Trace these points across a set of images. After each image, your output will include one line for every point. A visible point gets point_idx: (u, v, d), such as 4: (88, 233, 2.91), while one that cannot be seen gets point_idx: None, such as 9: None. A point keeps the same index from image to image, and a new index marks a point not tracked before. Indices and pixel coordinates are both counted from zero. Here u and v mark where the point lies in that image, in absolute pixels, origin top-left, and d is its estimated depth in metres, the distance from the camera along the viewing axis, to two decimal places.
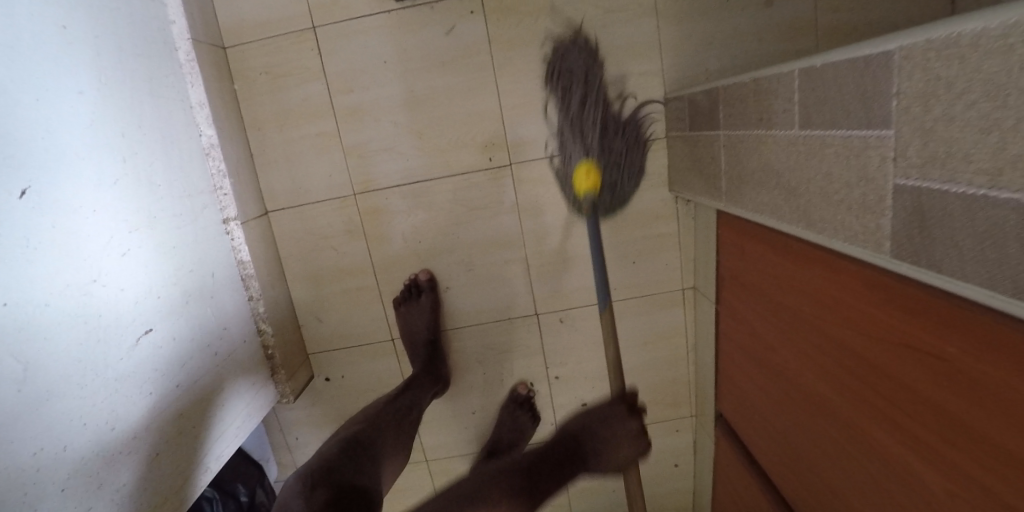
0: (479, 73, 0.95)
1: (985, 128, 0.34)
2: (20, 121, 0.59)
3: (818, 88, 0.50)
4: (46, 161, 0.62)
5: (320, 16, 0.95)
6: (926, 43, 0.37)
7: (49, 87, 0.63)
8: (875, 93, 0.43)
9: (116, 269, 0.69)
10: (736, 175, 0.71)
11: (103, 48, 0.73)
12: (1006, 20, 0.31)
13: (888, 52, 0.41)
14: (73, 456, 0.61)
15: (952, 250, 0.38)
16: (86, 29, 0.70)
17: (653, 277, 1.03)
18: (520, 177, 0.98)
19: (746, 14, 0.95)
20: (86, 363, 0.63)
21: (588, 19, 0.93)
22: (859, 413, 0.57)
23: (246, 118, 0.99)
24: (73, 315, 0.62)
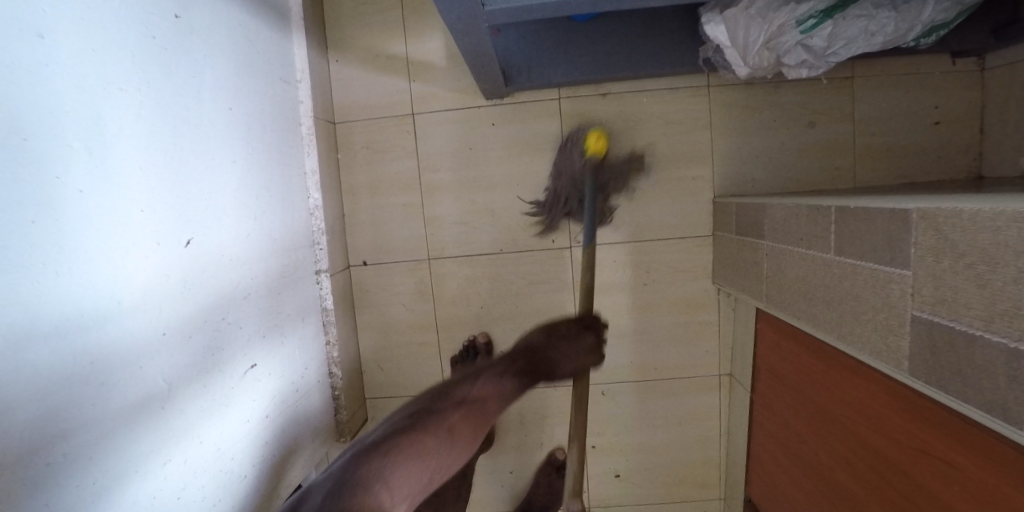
0: (550, 166, 1.09)
1: (980, 284, 0.43)
2: (191, 185, 0.73)
3: (851, 225, 0.61)
4: (204, 217, 0.75)
5: (419, 105, 1.10)
6: (937, 210, 0.48)
7: (213, 157, 0.78)
8: (898, 239, 0.53)
9: (237, 309, 0.81)
10: (776, 281, 0.80)
11: (252, 125, 0.88)
12: (997, 209, 0.42)
13: (908, 210, 0.51)
14: (189, 470, 0.71)
15: (956, 376, 0.47)
16: (243, 110, 0.86)
17: (691, 361, 1.11)
18: (578, 258, 1.10)
19: (792, 134, 1.08)
20: (207, 393, 0.74)
21: (650, 128, 1.07)
22: (880, 509, 0.63)
23: (344, 184, 1.14)
24: (205, 345, 0.74)
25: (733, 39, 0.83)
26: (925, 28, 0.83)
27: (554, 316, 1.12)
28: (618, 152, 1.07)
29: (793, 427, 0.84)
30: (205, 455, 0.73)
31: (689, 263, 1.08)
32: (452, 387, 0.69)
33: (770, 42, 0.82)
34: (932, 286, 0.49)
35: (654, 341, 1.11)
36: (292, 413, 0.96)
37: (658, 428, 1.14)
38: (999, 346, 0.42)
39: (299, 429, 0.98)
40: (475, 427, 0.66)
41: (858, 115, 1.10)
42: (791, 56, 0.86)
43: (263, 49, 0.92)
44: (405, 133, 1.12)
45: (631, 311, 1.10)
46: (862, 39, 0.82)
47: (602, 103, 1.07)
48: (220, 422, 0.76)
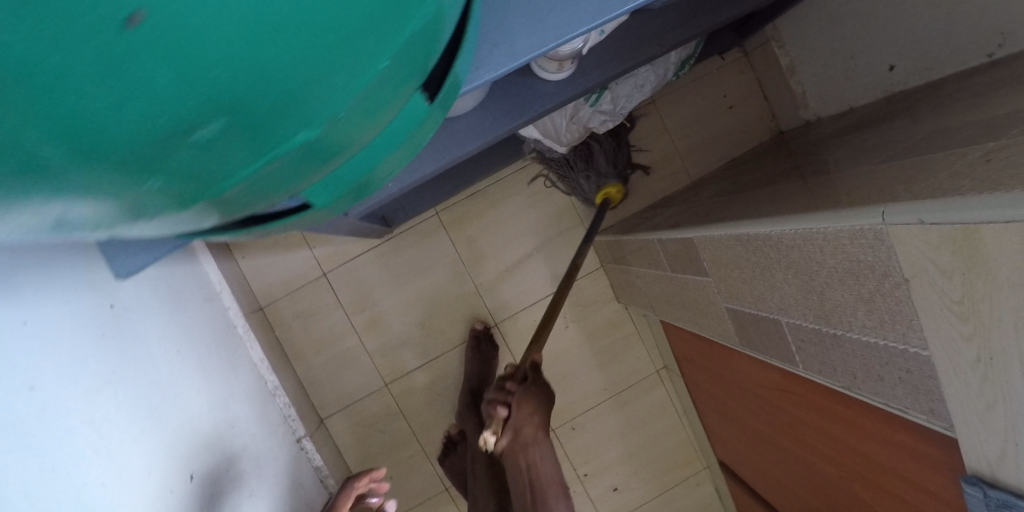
0: (454, 266, 1.27)
1: (741, 278, 0.63)
2: (174, 434, 0.77)
3: (669, 251, 0.81)
4: (193, 455, 0.80)
5: (326, 262, 1.24)
6: (702, 237, 0.69)
7: (180, 399, 0.82)
8: (694, 257, 0.74)
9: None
10: (650, 295, 1.00)
11: (197, 350, 0.94)
12: (725, 233, 0.62)
13: (690, 238, 0.72)
14: None
15: (758, 339, 0.66)
16: (187, 342, 0.92)
17: (631, 369, 1.31)
18: (506, 330, 1.28)
19: (627, 163, 1.32)
20: None
21: (517, 205, 1.28)
22: (787, 442, 0.78)
23: (289, 352, 1.24)
24: None
25: (546, 131, 1.04)
26: (680, 62, 1.06)
27: None
28: (502, 234, 1.28)
29: (717, 399, 1.02)
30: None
31: (592, 296, 1.29)
32: None
33: (571, 118, 1.05)
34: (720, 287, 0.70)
35: (595, 367, 1.30)
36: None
37: (630, 436, 1.32)
38: (761, 319, 0.63)
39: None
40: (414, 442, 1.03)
41: (670, 130, 1.36)
42: (593, 119, 1.08)
43: (184, 278, 1.01)
44: (325, 291, 1.24)
45: (566, 352, 1.29)
46: (636, 90, 1.05)
47: (473, 202, 1.27)
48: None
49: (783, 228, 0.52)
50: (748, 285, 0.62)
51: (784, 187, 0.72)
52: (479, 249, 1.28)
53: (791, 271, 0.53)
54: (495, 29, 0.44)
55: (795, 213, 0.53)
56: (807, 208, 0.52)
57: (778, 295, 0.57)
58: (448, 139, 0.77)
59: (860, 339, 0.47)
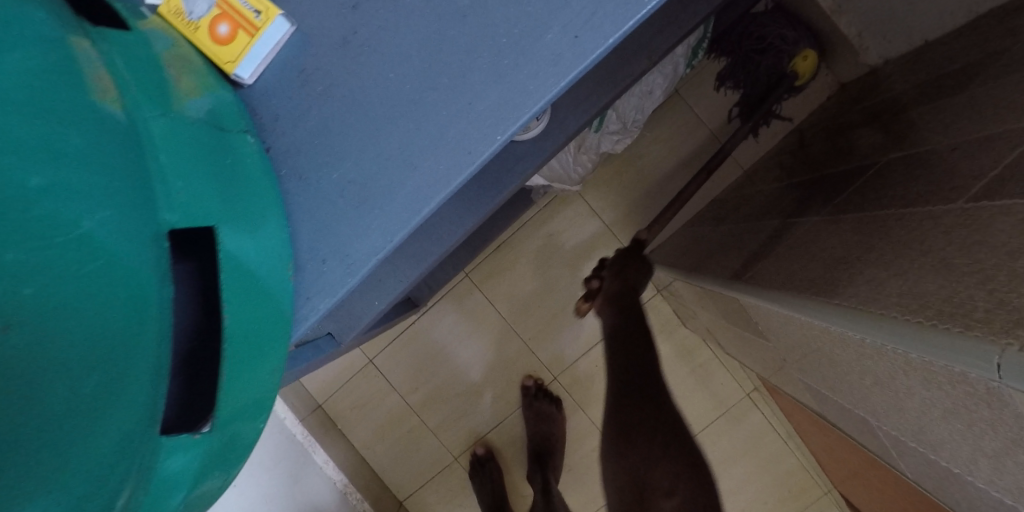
0: (498, 325, 1.19)
1: (817, 363, 0.48)
2: None
3: (726, 304, 0.68)
4: None
5: (369, 347, 1.19)
6: (754, 307, 0.55)
7: None
8: (755, 320, 0.60)
9: None
10: (725, 331, 0.87)
11: (268, 482, 0.94)
12: (782, 315, 0.48)
13: (742, 304, 0.59)
14: None
15: (858, 429, 0.51)
16: (259, 481, 0.91)
17: (717, 396, 1.19)
18: (566, 382, 1.20)
19: (665, 167, 1.14)
20: None
21: (550, 245, 1.16)
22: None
23: (354, 444, 1.19)
24: None
25: (552, 175, 0.91)
26: (691, 49, 0.90)
27: (583, 433, 1.21)
28: (538, 280, 1.17)
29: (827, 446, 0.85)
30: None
31: (655, 329, 1.18)
32: None
33: (580, 150, 0.91)
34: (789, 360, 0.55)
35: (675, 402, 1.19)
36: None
37: (729, 469, 1.20)
38: (855, 413, 0.49)
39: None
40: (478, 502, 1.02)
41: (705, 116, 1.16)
42: (604, 143, 0.95)
43: None
44: (376, 377, 1.19)
45: (638, 393, 1.20)
46: (644, 99, 0.91)
47: (501, 253, 1.17)
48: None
49: (849, 333, 0.37)
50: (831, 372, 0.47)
51: (841, 212, 0.54)
52: (518, 300, 1.18)
53: (873, 385, 0.39)
54: (317, 240, 0.32)
55: (858, 303, 0.38)
56: (879, 297, 0.36)
57: (875, 400, 0.42)
58: (427, 239, 0.67)
59: (996, 497, 0.33)
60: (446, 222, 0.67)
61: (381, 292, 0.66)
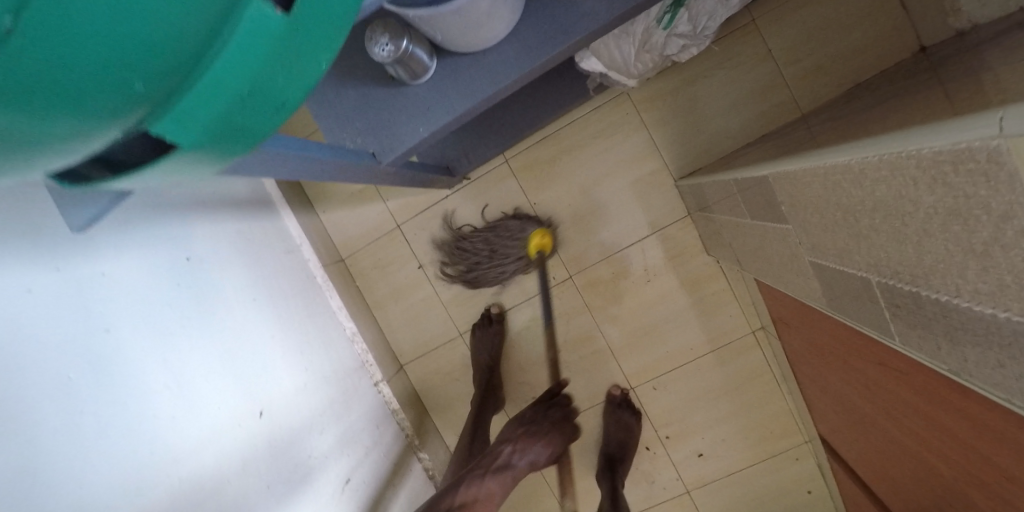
0: (525, 218, 1.17)
1: (835, 224, 0.49)
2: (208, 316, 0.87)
3: (748, 193, 0.69)
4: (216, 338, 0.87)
5: (401, 216, 1.23)
6: (779, 174, 0.58)
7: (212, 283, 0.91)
8: (773, 199, 0.62)
9: (279, 401, 0.93)
10: (738, 250, 0.87)
11: (261, 272, 1.04)
12: (804, 168, 0.50)
13: (766, 175, 0.61)
14: None
15: (846, 293, 0.53)
16: (246, 256, 1.02)
17: (722, 327, 1.16)
18: (581, 285, 1.18)
19: (719, 95, 1.14)
20: (270, 476, 0.84)
21: (593, 149, 1.15)
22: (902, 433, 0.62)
23: (371, 302, 1.27)
24: (223, 460, 0.79)
25: (611, 62, 0.94)
26: None
27: (587, 336, 1.19)
28: (577, 183, 1.16)
29: (830, 377, 0.80)
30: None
31: (679, 246, 1.14)
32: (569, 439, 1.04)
33: (644, 47, 0.92)
34: (820, 216, 0.51)
35: (678, 325, 1.17)
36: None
37: (717, 400, 1.18)
38: (883, 284, 0.45)
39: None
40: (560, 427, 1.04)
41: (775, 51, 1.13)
42: (670, 46, 0.94)
43: (263, 234, 1.10)
44: (401, 243, 1.24)
45: (647, 308, 1.17)
46: (720, 6, 0.91)
47: (544, 145, 1.16)
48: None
49: (865, 156, 0.39)
50: (849, 233, 0.47)
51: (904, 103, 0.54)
52: (553, 195, 1.17)
53: (880, 217, 0.40)
54: None
55: (900, 131, 0.38)
56: (916, 124, 0.38)
57: (872, 241, 0.43)
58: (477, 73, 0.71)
59: (972, 310, 0.35)
60: (500, 63, 0.71)
61: (426, 121, 0.72)
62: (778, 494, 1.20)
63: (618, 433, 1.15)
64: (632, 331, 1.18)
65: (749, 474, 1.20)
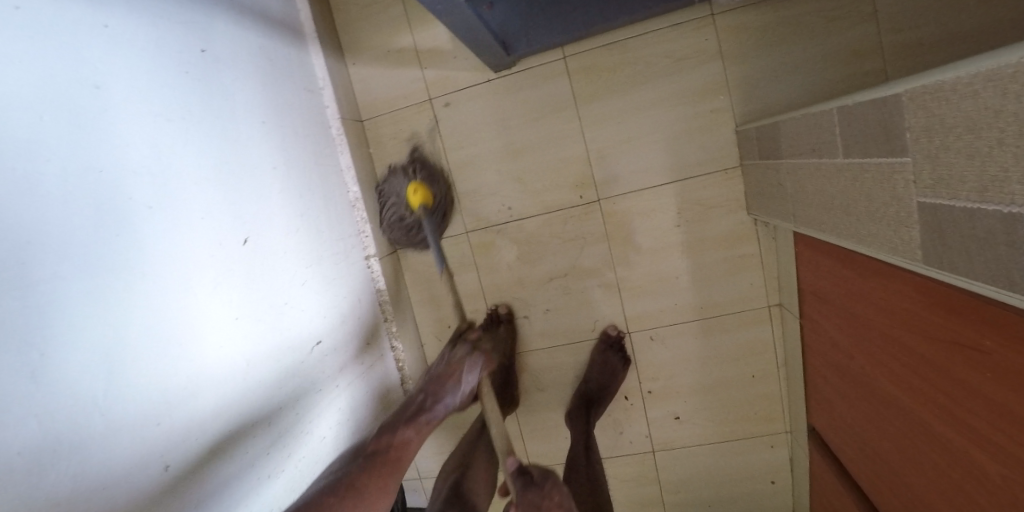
0: (566, 125, 1.06)
1: (988, 144, 0.40)
2: (209, 119, 0.77)
3: (852, 123, 0.60)
4: (213, 146, 0.77)
5: (434, 89, 1.12)
6: (922, 87, 0.47)
7: (220, 86, 0.80)
8: (893, 126, 0.52)
9: (265, 237, 0.84)
10: (800, 200, 0.79)
11: (274, 100, 0.94)
12: (971, 71, 0.41)
13: (897, 94, 0.51)
14: (214, 388, 0.70)
15: (969, 239, 0.45)
16: (261, 75, 0.91)
17: (739, 295, 1.08)
18: (607, 213, 1.08)
19: (815, 43, 1.00)
20: (241, 308, 0.77)
21: (659, 69, 1.02)
22: (939, 419, 0.59)
23: (380, 174, 1.18)
24: (195, 275, 0.70)
25: None
26: None
27: (597, 268, 1.10)
28: (633, 101, 1.03)
29: (858, 355, 0.76)
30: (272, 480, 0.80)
31: (720, 198, 1.05)
32: (375, 436, 0.78)
33: None
34: (972, 138, 0.41)
35: (696, 282, 1.08)
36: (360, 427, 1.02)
37: (711, 368, 1.11)
38: None
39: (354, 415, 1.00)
40: (383, 475, 0.73)
41: (890, 11, 0.98)
42: None
43: (285, 62, 0.99)
44: (426, 119, 1.13)
45: (670, 253, 1.08)
46: None
47: (608, 51, 1.02)
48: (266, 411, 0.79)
49: None
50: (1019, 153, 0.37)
51: None
52: (603, 108, 1.04)
53: None
54: None
55: None
56: None
57: None
58: None
59: None
60: None
61: None
62: (742, 475, 1.16)
63: (601, 375, 1.08)
64: (645, 276, 1.09)
65: (718, 451, 1.15)
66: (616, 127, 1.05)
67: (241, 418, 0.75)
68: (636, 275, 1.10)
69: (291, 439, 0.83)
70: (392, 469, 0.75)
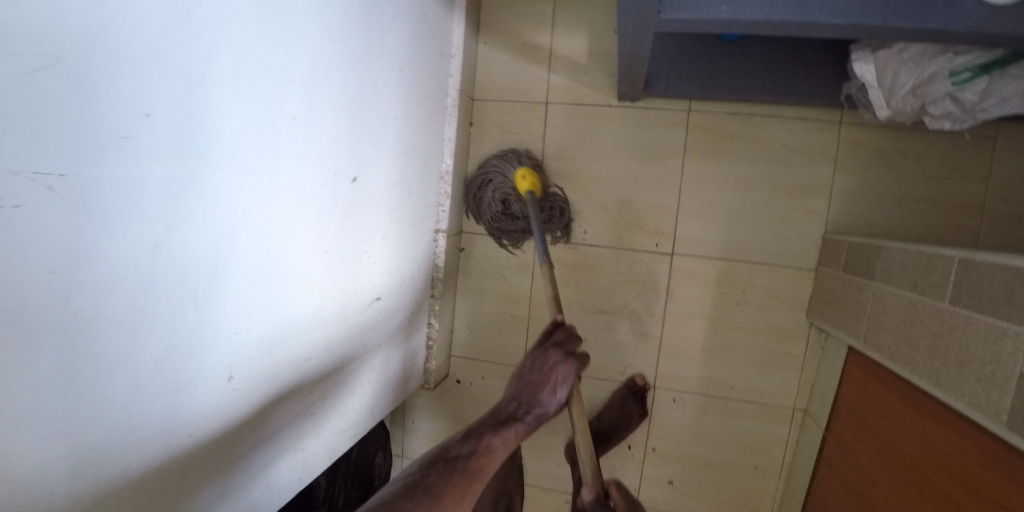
0: (666, 174, 1.09)
1: None
2: (360, 52, 0.78)
3: (973, 276, 0.62)
4: (356, 78, 0.78)
5: (554, 95, 1.14)
6: None
7: (376, 24, 0.82)
8: (1021, 296, 0.55)
9: (368, 178, 0.86)
10: (875, 325, 0.81)
11: (415, 56, 0.96)
12: None
13: None
14: (291, 308, 0.72)
15: None
16: (412, 29, 0.94)
17: (770, 388, 1.10)
18: (674, 269, 1.10)
19: (925, 181, 1.02)
20: (330, 240, 0.78)
21: (774, 154, 1.05)
22: None
23: (473, 157, 1.20)
24: (306, 194, 0.71)
25: (880, 82, 0.81)
26: None
27: (646, 316, 1.12)
28: (738, 173, 1.06)
29: (881, 485, 0.78)
30: (313, 423, 0.82)
31: (785, 292, 1.07)
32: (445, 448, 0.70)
33: (917, 89, 0.79)
34: None
35: (733, 363, 1.10)
36: (384, 396, 1.05)
37: (718, 447, 1.13)
38: None
39: (383, 376, 1.02)
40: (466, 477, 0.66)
41: (1005, 176, 1.00)
42: (939, 104, 0.81)
43: (433, 25, 1.01)
44: (536, 120, 1.16)
45: (720, 328, 1.10)
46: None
47: (733, 120, 1.05)
48: (326, 351, 0.82)
49: None
50: None
51: None
52: (708, 171, 1.07)
53: None
54: None
55: None
56: None
57: None
58: None
59: None
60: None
61: None
62: None
63: (617, 417, 1.11)
64: (688, 339, 1.11)
65: None
66: (714, 193, 1.08)
67: (302, 345, 0.76)
68: (680, 336, 1.12)
69: (334, 387, 0.86)
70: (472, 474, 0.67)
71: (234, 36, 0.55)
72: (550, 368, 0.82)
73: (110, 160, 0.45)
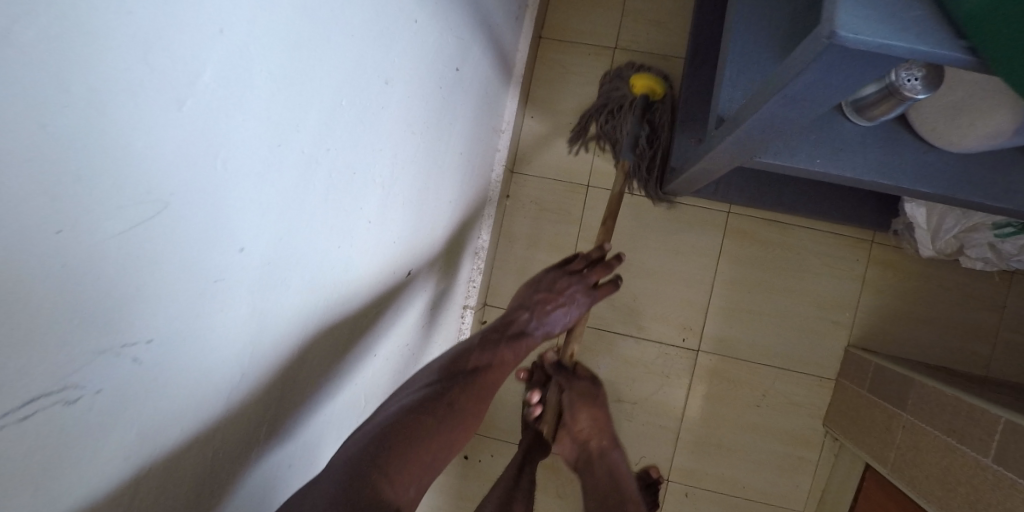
0: (700, 271, 1.10)
1: None
2: (435, 141, 0.76)
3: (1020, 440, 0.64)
4: (428, 168, 0.76)
5: (595, 179, 1.16)
6: None
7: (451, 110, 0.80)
8: None
9: (423, 265, 0.82)
10: (905, 457, 0.83)
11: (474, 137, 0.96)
12: None
13: None
14: (348, 415, 0.68)
15: None
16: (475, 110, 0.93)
17: (781, 492, 1.10)
18: (699, 365, 1.11)
19: (942, 306, 1.06)
20: (387, 335, 0.74)
21: (805, 265, 1.08)
22: None
23: (506, 229, 1.20)
24: (376, 295, 0.67)
25: (927, 219, 0.85)
26: None
27: (666, 408, 1.12)
28: (769, 279, 1.09)
29: None
30: None
31: (804, 400, 1.09)
32: (460, 355, 0.73)
33: (960, 234, 0.83)
34: None
35: (747, 464, 1.11)
36: None
37: None
38: None
39: None
40: (459, 410, 0.68)
41: (1017, 308, 1.05)
42: (980, 250, 0.85)
43: (491, 105, 1.01)
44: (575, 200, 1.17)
45: (737, 428, 1.10)
46: None
47: (769, 227, 1.09)
48: None
49: None
50: None
51: None
52: (740, 274, 1.09)
53: None
54: None
55: None
56: None
57: None
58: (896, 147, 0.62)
59: None
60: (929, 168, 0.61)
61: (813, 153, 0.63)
62: None
63: None
64: (705, 436, 1.12)
65: None
66: (745, 297, 1.10)
67: None
68: (697, 432, 1.12)
69: None
70: (465, 410, 0.69)
71: (328, 122, 0.45)
72: (562, 293, 0.79)
73: (198, 310, 0.35)
